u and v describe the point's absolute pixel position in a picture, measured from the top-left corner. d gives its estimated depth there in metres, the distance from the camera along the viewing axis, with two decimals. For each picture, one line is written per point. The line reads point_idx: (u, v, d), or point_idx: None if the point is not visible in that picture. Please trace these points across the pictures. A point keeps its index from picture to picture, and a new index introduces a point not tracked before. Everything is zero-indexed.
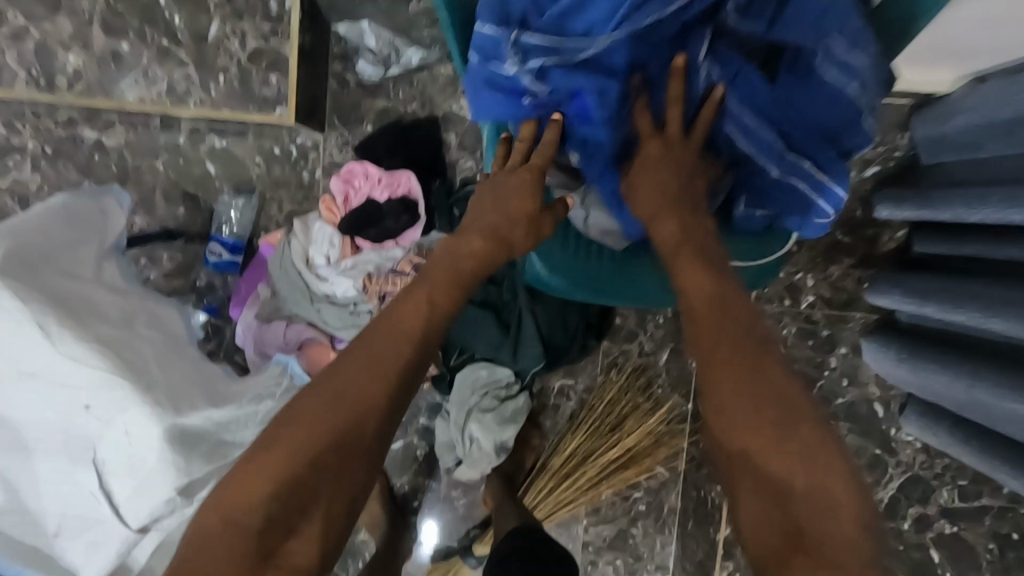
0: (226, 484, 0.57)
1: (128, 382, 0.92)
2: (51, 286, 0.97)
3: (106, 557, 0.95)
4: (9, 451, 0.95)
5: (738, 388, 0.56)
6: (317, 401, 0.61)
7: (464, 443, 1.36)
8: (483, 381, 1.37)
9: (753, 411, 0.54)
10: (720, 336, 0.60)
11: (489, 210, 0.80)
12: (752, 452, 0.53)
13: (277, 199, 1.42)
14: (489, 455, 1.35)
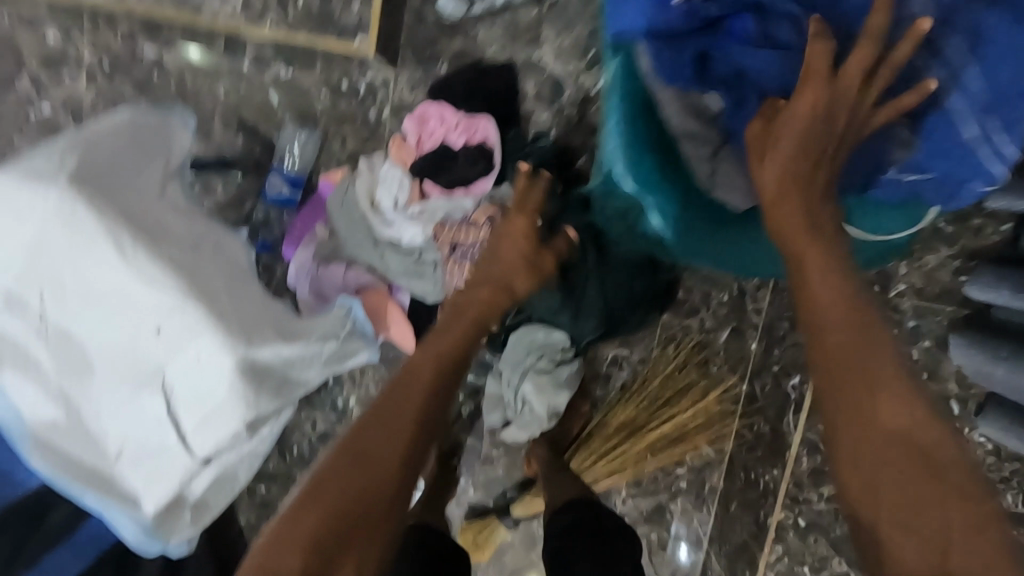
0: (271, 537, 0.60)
1: (201, 308, 0.88)
2: (123, 203, 0.92)
3: (168, 485, 0.93)
4: (73, 370, 0.92)
5: (872, 398, 0.54)
6: (358, 457, 0.66)
7: (515, 404, 1.34)
8: (538, 344, 1.33)
9: (892, 425, 0.53)
10: (846, 336, 0.58)
11: (497, 261, 0.94)
12: (894, 473, 0.51)
13: (340, 137, 1.36)
14: (540, 419, 1.33)
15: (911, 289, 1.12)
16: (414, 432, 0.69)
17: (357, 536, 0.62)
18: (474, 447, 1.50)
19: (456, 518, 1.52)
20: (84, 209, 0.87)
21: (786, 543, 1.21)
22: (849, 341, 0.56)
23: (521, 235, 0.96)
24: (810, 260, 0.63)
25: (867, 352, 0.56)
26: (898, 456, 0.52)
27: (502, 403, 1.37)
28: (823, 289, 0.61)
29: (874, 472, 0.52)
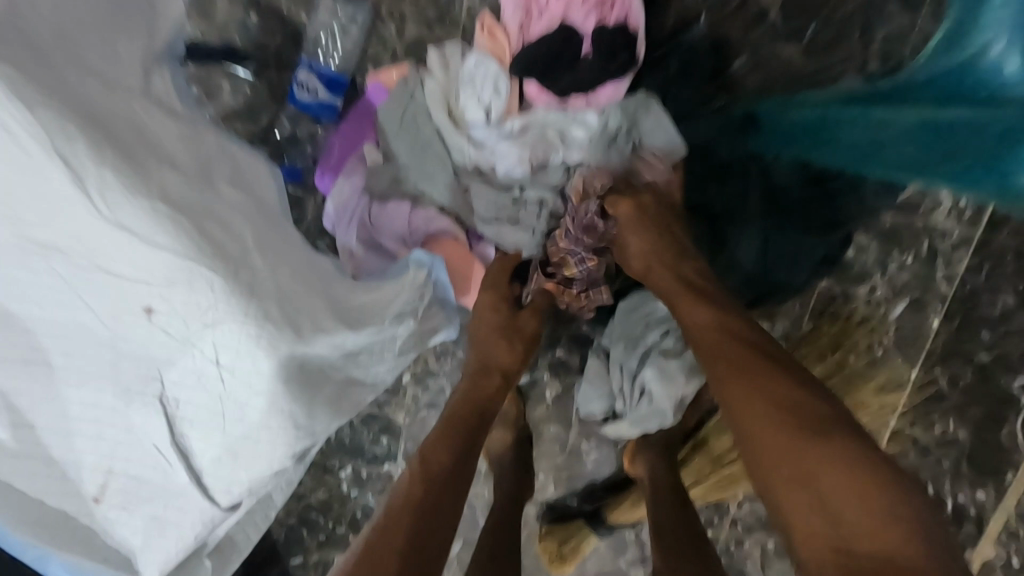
0: None
1: (220, 280, 0.53)
2: (79, 93, 0.54)
3: (177, 545, 0.60)
4: (18, 368, 0.57)
5: (766, 406, 0.57)
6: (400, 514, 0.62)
7: (627, 392, 0.99)
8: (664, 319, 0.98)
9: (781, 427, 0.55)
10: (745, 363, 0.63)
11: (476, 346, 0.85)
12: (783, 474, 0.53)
13: (396, 17, 0.95)
14: (662, 412, 0.94)
15: None
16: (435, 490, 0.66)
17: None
18: (559, 436, 1.20)
19: (530, 518, 1.24)
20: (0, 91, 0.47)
21: None
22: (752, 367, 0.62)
23: (490, 313, 0.86)
24: (718, 342, 0.67)
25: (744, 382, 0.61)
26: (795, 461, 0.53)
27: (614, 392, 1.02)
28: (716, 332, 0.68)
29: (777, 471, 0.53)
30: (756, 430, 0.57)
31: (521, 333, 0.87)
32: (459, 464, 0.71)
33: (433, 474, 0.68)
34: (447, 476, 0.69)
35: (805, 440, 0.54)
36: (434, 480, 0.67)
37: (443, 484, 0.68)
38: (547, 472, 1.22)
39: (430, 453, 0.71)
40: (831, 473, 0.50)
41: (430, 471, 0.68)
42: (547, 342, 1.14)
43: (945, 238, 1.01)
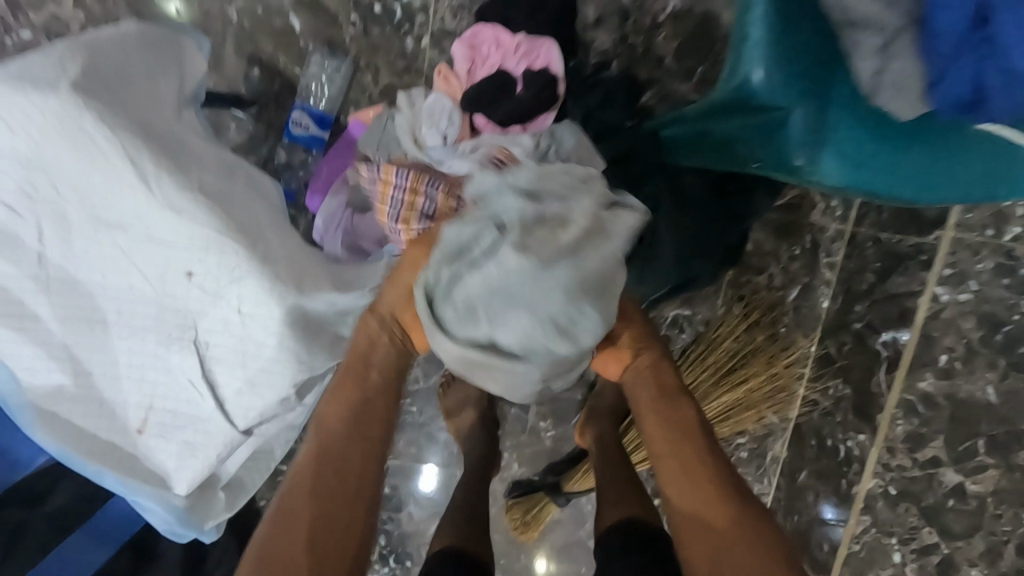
0: (274, 540, 0.65)
1: (242, 248, 0.73)
2: (142, 118, 0.76)
3: (203, 465, 0.78)
4: (86, 325, 0.76)
5: (684, 470, 0.78)
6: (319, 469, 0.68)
7: (568, 336, 0.65)
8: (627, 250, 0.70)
9: (695, 494, 0.76)
10: (667, 433, 0.81)
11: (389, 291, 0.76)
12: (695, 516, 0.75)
13: (373, 67, 1.18)
14: (528, 276, 0.62)
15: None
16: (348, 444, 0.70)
17: (337, 522, 0.66)
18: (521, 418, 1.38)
19: (500, 495, 1.41)
20: (93, 119, 0.70)
21: (876, 512, 1.15)
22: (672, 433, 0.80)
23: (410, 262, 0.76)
24: (647, 403, 0.84)
25: (669, 445, 0.80)
26: (701, 513, 0.75)
27: (526, 348, 0.65)
28: (647, 401, 0.84)
29: (694, 516, 0.75)
30: (680, 464, 0.78)
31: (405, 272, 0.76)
32: (352, 428, 0.71)
33: (344, 438, 0.70)
34: (356, 430, 0.71)
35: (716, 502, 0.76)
36: (344, 490, 0.68)
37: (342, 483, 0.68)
38: (512, 449, 1.40)
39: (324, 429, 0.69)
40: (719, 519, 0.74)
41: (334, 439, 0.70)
42: None
43: (823, 233, 1.26)
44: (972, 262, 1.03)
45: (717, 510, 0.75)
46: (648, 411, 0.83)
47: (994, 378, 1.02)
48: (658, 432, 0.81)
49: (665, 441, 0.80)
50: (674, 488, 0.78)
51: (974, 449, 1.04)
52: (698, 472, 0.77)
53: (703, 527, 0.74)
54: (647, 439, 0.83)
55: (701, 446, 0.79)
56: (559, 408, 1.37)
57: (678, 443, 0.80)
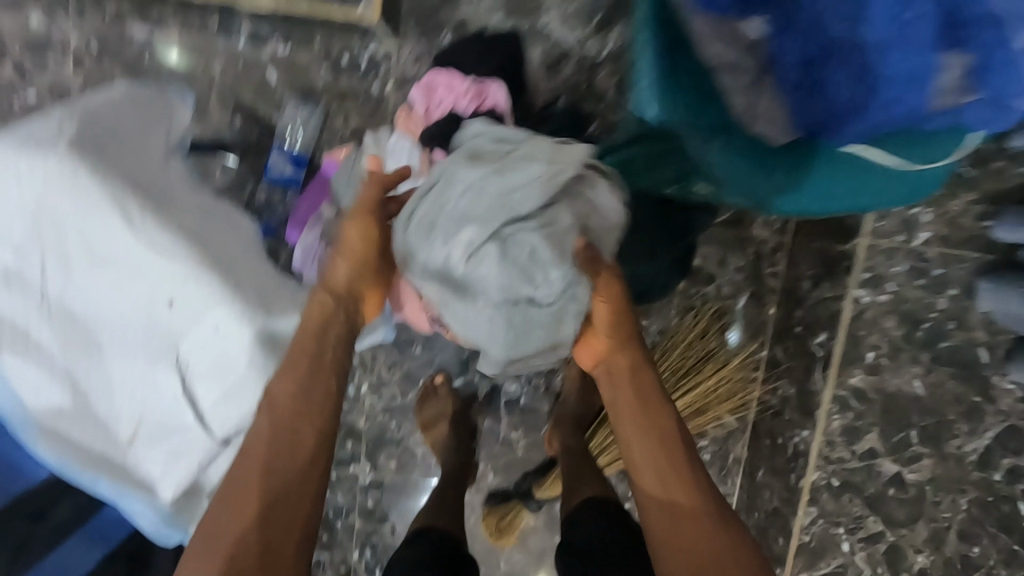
0: (230, 513, 0.72)
1: (216, 278, 0.84)
2: (130, 169, 0.87)
3: (187, 471, 0.87)
4: (83, 350, 0.86)
5: (662, 474, 0.78)
6: (270, 446, 0.75)
7: (539, 288, 0.76)
8: (593, 228, 0.82)
9: (673, 498, 0.77)
10: (646, 439, 0.80)
11: (342, 266, 0.84)
12: (674, 522, 0.76)
13: (343, 111, 1.32)
14: (488, 222, 0.77)
15: (937, 237, 1.12)
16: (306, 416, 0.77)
17: (285, 495, 0.73)
18: (494, 429, 1.47)
19: (478, 504, 1.48)
20: (87, 173, 0.82)
21: (821, 504, 1.24)
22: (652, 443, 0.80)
23: (357, 239, 0.84)
24: (628, 409, 0.82)
25: (649, 452, 0.79)
26: (680, 518, 0.76)
27: (505, 300, 0.77)
28: (625, 407, 0.82)
29: (674, 522, 0.76)
30: (659, 469, 0.78)
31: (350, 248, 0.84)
32: (300, 404, 0.77)
33: (296, 414, 0.76)
34: (309, 406, 0.77)
35: (696, 510, 0.76)
36: (292, 465, 0.74)
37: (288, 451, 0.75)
38: (487, 460, 1.48)
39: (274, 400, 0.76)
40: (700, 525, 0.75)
41: (286, 415, 0.77)
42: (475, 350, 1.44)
43: (765, 245, 1.36)
44: (888, 264, 1.16)
45: (697, 516, 0.76)
46: (629, 418, 0.81)
47: (918, 371, 1.15)
48: (639, 438, 0.80)
49: (645, 446, 0.80)
50: (655, 495, 0.78)
51: (908, 440, 1.17)
52: (671, 482, 0.78)
53: (683, 534, 0.75)
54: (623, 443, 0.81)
55: (677, 457, 0.80)
56: (529, 418, 1.46)
57: (660, 448, 0.80)
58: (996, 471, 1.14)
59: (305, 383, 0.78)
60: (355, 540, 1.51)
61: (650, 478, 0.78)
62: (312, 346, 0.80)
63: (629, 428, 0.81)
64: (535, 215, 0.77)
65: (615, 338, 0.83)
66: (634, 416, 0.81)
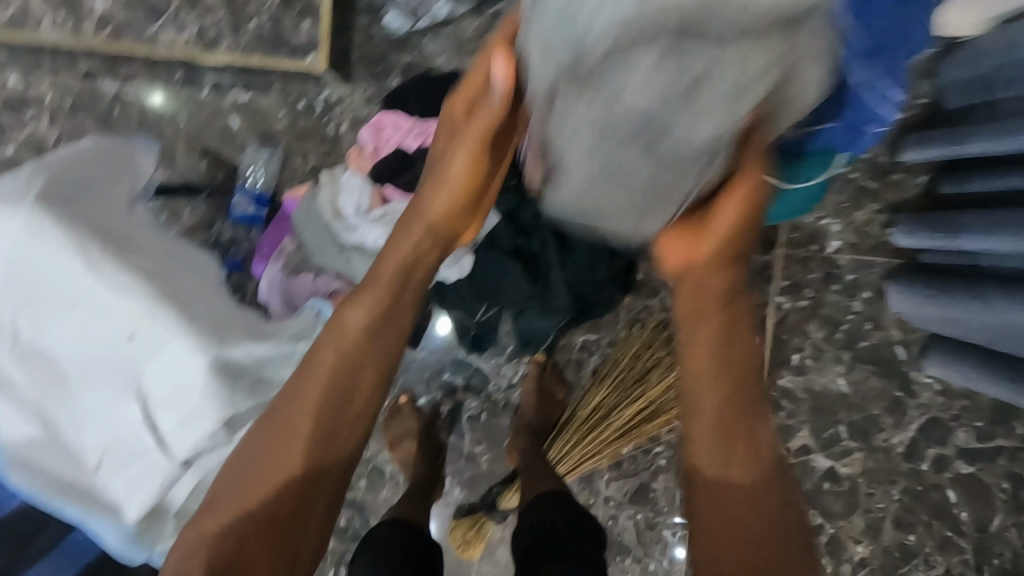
0: (263, 449, 0.74)
1: (173, 313, 0.93)
2: (94, 217, 0.96)
3: (149, 493, 0.94)
4: (52, 385, 0.94)
5: (724, 419, 0.70)
6: (318, 388, 0.74)
7: (696, 123, 0.52)
8: (782, 98, 0.54)
9: (723, 446, 0.69)
10: (719, 375, 0.71)
11: (433, 192, 0.78)
12: (717, 469, 0.69)
13: (302, 152, 1.41)
14: None
15: (847, 245, 1.22)
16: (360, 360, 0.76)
17: (331, 435, 0.74)
18: (457, 445, 1.53)
19: (445, 518, 1.53)
20: (51, 224, 0.91)
21: None
22: (722, 382, 0.70)
23: (460, 150, 0.76)
24: (704, 332, 0.72)
25: (721, 390, 0.70)
26: (728, 466, 0.69)
27: (630, 134, 0.54)
28: (703, 330, 0.72)
29: (720, 468, 0.69)
30: (718, 412, 0.70)
31: (448, 175, 0.77)
32: (366, 346, 0.76)
33: (355, 359, 0.76)
34: (366, 352, 0.77)
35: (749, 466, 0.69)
36: (345, 412, 0.75)
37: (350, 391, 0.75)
38: (452, 477, 1.53)
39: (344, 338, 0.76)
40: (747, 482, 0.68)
41: (347, 363, 0.76)
42: (436, 370, 1.52)
43: None
44: (803, 273, 1.24)
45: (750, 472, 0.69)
46: (703, 345, 0.72)
47: (842, 370, 1.25)
48: (716, 372, 0.71)
49: (716, 381, 0.70)
50: (704, 434, 0.70)
51: (838, 436, 1.25)
52: (722, 450, 0.69)
53: (718, 482, 0.68)
54: (688, 366, 0.73)
55: (737, 423, 0.70)
56: (491, 433, 1.52)
57: (734, 391, 0.70)
58: (922, 461, 1.23)
59: (380, 320, 0.77)
60: (329, 561, 1.55)
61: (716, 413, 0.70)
62: (394, 284, 0.78)
63: (711, 354, 0.71)
64: (726, 39, 0.47)
65: (720, 243, 0.71)
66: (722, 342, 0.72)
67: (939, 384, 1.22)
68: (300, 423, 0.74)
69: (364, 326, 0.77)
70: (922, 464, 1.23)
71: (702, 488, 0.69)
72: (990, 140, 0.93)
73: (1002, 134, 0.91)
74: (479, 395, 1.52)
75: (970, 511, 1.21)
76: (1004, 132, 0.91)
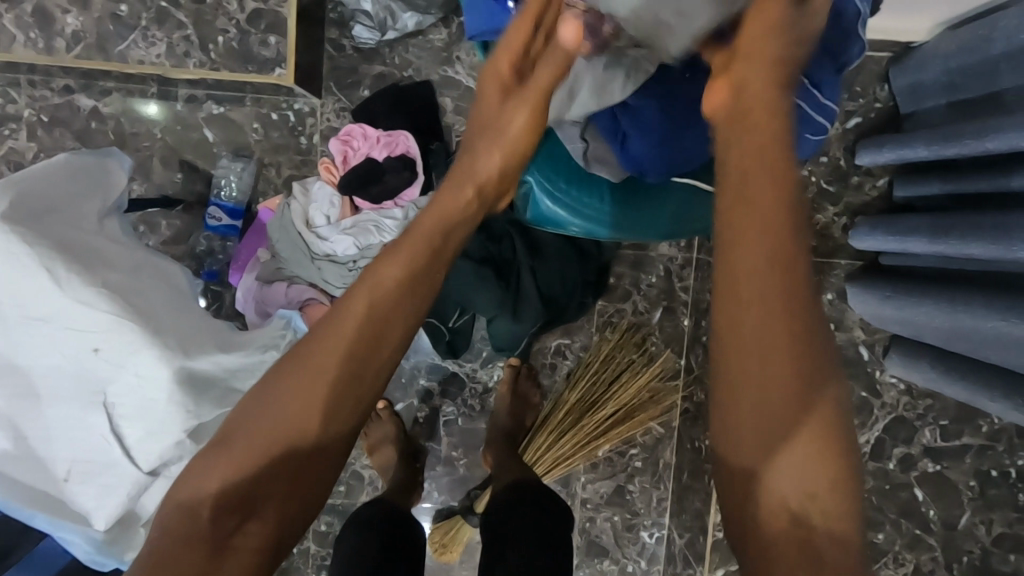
0: (266, 405, 0.65)
1: (137, 326, 0.94)
2: (59, 235, 0.98)
3: (117, 503, 0.96)
4: (20, 400, 0.96)
5: (783, 361, 0.54)
6: (331, 344, 0.66)
7: None
8: None
9: (773, 395, 0.54)
10: (772, 305, 0.54)
11: (485, 144, 0.82)
12: (756, 418, 0.55)
13: (275, 163, 1.44)
14: None
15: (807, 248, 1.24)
16: (375, 315, 0.67)
17: (343, 390, 0.66)
18: (435, 450, 1.55)
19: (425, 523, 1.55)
20: (15, 240, 0.92)
21: None
22: (778, 309, 0.54)
23: (513, 109, 0.81)
24: (752, 247, 0.56)
25: (780, 326, 0.54)
26: (773, 414, 0.54)
27: None
28: (753, 249, 0.56)
29: (763, 420, 0.54)
30: (768, 349, 0.54)
31: (504, 133, 0.82)
32: (401, 299, 0.68)
33: (372, 311, 0.67)
34: (386, 311, 0.68)
35: (804, 424, 0.54)
36: (362, 368, 0.66)
37: (379, 343, 0.67)
38: (430, 481, 1.55)
39: (377, 288, 0.68)
40: (800, 448, 0.54)
41: (371, 318, 0.67)
42: (412, 375, 1.54)
43: (673, 261, 1.49)
44: None
45: (807, 435, 0.54)
46: (755, 269, 0.55)
47: None
48: (778, 304, 0.54)
49: (777, 313, 0.54)
50: (749, 373, 0.55)
51: None
52: (765, 427, 0.54)
53: (756, 432, 0.55)
54: (726, 285, 0.57)
55: (790, 387, 0.54)
56: (468, 437, 1.54)
57: (798, 328, 0.54)
58: (889, 460, 1.25)
59: (420, 274, 0.70)
60: (311, 565, 1.58)
61: (772, 353, 0.54)
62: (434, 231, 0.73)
63: (774, 276, 0.55)
64: None
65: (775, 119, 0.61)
66: (779, 273, 0.55)
67: (904, 384, 1.25)
68: (315, 372, 0.65)
69: (403, 274, 0.69)
70: (888, 463, 1.25)
71: (738, 443, 0.56)
72: (938, 143, 0.95)
73: (948, 138, 0.93)
74: (456, 400, 1.54)
75: (939, 509, 1.21)
76: (951, 137, 0.92)
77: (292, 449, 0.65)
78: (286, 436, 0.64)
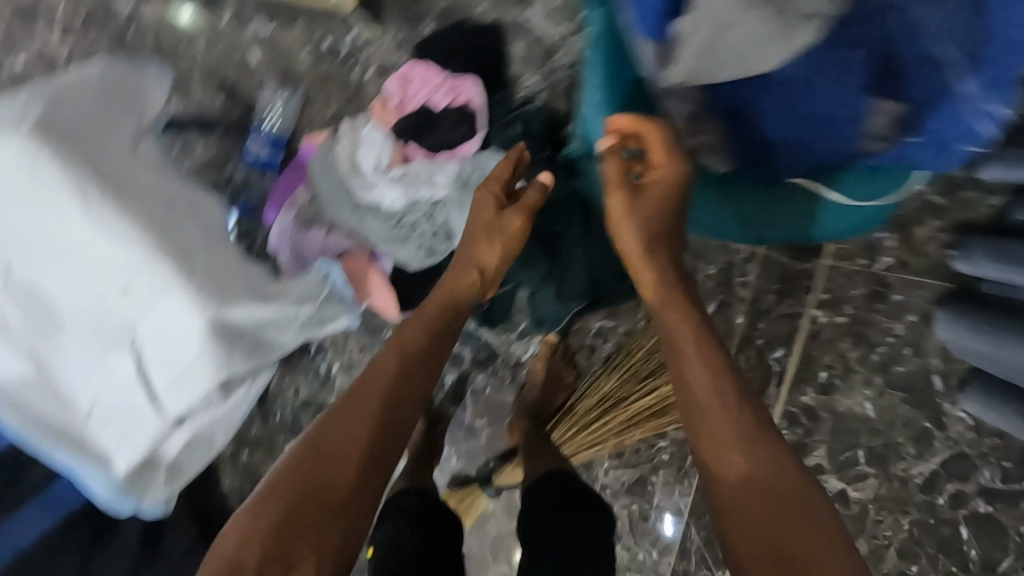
0: (305, 450, 0.73)
1: (172, 265, 0.87)
2: (95, 156, 0.90)
3: (139, 447, 0.92)
4: (46, 330, 0.90)
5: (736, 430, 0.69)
6: (363, 391, 0.79)
7: None
8: None
9: (741, 449, 0.68)
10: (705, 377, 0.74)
11: (480, 235, 0.94)
12: (740, 477, 0.66)
13: (323, 96, 1.32)
14: None
15: (899, 263, 1.15)
16: (399, 375, 0.82)
17: (382, 429, 0.77)
18: (459, 417, 1.50)
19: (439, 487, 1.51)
20: (50, 159, 0.86)
21: None
22: (720, 384, 0.73)
23: (513, 214, 0.96)
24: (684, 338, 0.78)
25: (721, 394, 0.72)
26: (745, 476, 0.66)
27: None
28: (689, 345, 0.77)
29: (744, 489, 0.65)
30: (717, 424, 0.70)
31: (503, 231, 0.95)
32: (424, 362, 0.85)
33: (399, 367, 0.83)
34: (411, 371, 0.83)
35: (774, 482, 0.64)
36: (398, 413, 0.80)
37: (405, 398, 0.81)
38: (450, 445, 1.51)
39: (403, 345, 0.86)
40: (777, 485, 0.64)
41: (404, 378, 0.82)
42: None
43: None
44: (848, 288, 1.18)
45: (782, 492, 0.64)
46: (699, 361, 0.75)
47: (870, 394, 1.18)
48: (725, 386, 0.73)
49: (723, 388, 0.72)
50: (720, 448, 0.68)
51: (855, 459, 1.19)
52: (757, 491, 0.64)
53: (751, 496, 0.64)
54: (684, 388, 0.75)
55: (760, 442, 0.68)
56: (493, 408, 1.49)
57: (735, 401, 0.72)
58: (939, 495, 1.15)
59: (433, 341, 0.88)
60: None
61: (730, 418, 0.70)
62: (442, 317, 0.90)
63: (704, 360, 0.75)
64: None
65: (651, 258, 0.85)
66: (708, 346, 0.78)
67: (972, 419, 1.13)
68: (341, 414, 0.77)
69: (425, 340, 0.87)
70: (937, 498, 1.15)
71: (731, 508, 0.64)
72: None
73: None
74: (486, 369, 1.48)
75: (981, 550, 1.12)
76: None
77: (312, 487, 0.70)
78: (312, 470, 0.72)
